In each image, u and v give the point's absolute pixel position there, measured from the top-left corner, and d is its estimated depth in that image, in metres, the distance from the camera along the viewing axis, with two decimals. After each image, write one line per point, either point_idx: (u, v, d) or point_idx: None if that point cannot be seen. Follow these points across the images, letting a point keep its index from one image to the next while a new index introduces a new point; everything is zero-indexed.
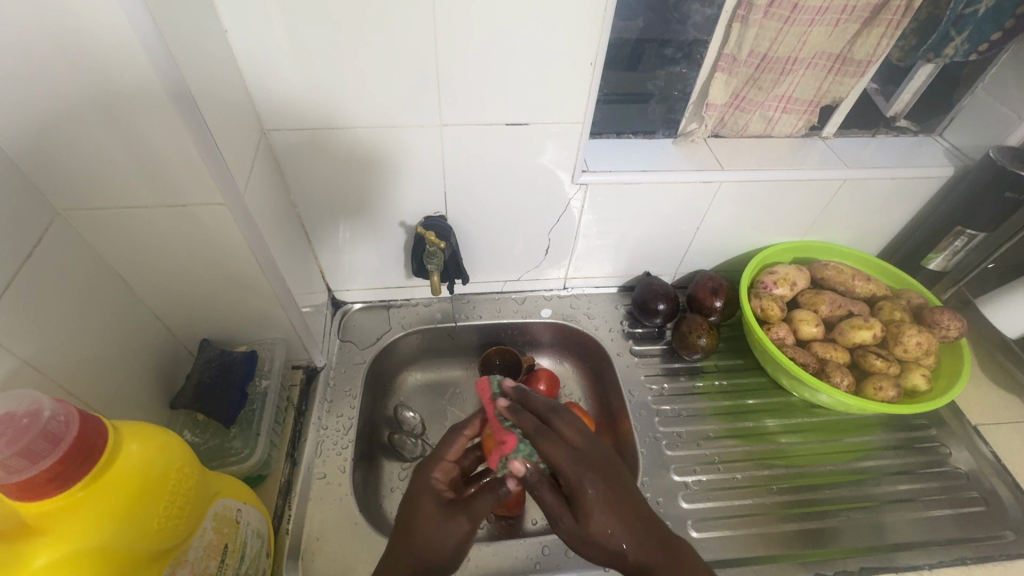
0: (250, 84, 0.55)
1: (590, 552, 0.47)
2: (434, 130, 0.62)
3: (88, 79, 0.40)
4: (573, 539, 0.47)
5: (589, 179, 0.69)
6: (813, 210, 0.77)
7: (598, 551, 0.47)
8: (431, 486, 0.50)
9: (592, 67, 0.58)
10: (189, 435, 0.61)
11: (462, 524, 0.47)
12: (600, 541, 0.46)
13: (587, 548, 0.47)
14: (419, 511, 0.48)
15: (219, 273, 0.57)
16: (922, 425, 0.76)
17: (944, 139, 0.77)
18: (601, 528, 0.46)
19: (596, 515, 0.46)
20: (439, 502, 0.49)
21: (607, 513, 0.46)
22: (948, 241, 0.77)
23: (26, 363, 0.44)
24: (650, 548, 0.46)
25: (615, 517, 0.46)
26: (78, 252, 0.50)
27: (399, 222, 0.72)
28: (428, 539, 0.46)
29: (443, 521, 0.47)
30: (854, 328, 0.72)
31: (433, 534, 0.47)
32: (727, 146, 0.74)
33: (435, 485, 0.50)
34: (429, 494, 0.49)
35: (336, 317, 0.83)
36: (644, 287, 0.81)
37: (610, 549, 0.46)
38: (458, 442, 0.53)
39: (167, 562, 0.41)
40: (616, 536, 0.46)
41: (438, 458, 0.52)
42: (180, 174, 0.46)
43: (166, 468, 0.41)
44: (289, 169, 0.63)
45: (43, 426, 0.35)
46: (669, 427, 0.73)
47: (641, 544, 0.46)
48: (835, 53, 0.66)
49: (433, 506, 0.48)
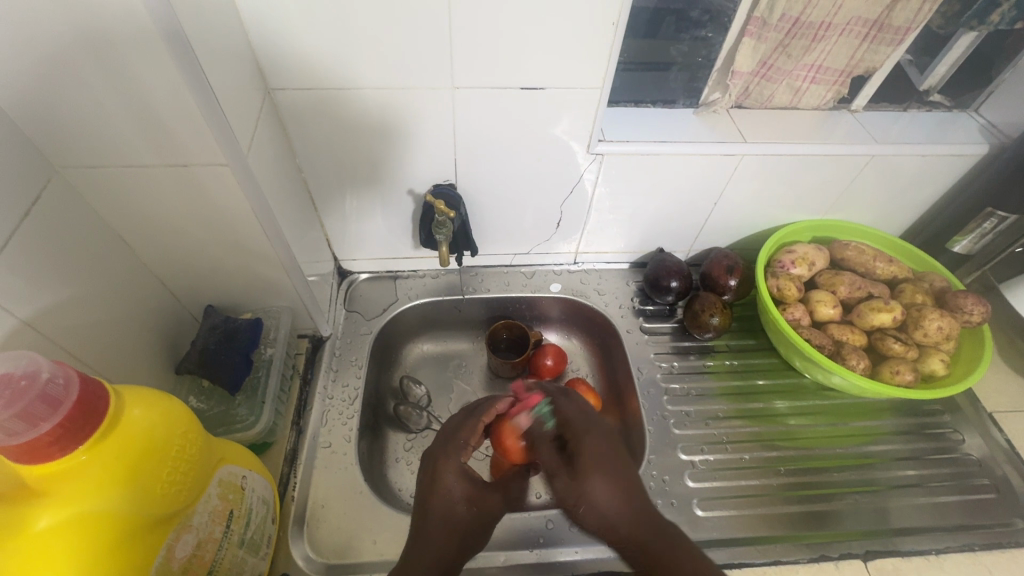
0: (254, 39, 0.52)
1: (592, 490, 0.47)
2: (446, 94, 0.59)
3: (80, 28, 0.37)
4: (568, 504, 0.48)
5: (605, 149, 0.66)
6: (836, 188, 0.75)
7: (590, 517, 0.47)
8: (460, 466, 0.52)
9: (613, 28, 0.55)
10: (194, 401, 0.61)
11: (497, 499, 0.54)
12: (595, 506, 0.47)
13: (583, 519, 0.47)
14: (452, 494, 0.50)
15: (221, 238, 0.55)
16: (936, 411, 0.75)
17: (979, 116, 0.74)
18: (594, 487, 0.47)
19: (594, 481, 0.47)
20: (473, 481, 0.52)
21: (606, 477, 0.47)
22: (977, 223, 0.74)
23: (25, 325, 0.43)
24: (643, 511, 0.46)
25: (613, 478, 0.47)
26: (76, 210, 0.48)
27: (407, 189, 0.70)
28: (460, 513, 0.50)
29: (482, 499, 0.52)
30: (874, 311, 0.70)
31: (468, 508, 0.50)
32: (750, 118, 0.71)
33: (463, 464, 0.52)
34: (458, 475, 0.51)
35: (342, 286, 0.81)
36: (657, 264, 0.79)
37: (604, 515, 0.46)
38: (479, 429, 0.55)
39: (171, 527, 0.41)
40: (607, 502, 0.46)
41: (461, 443, 0.53)
42: (182, 131, 0.45)
43: (170, 434, 0.40)
44: (294, 131, 0.61)
45: (42, 389, 0.34)
46: (677, 406, 0.72)
47: (641, 501, 0.47)
48: (872, 19, 0.62)
49: (463, 490, 0.51)
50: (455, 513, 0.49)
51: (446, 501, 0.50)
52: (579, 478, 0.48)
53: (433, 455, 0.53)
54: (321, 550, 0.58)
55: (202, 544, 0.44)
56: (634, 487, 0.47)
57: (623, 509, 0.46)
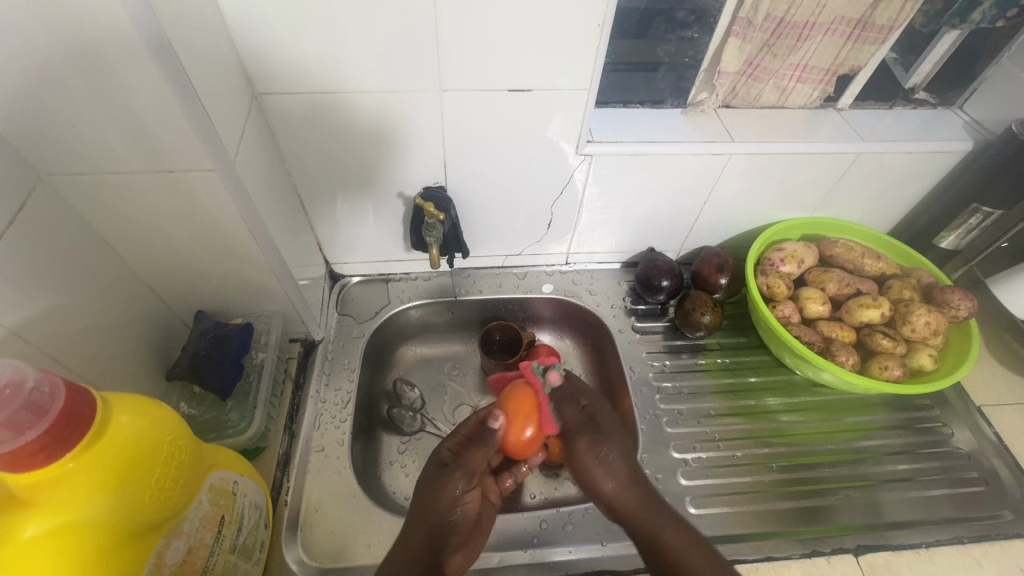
0: (239, 44, 0.52)
1: (609, 448, 0.53)
2: (434, 97, 0.59)
3: (65, 35, 0.37)
4: (587, 465, 0.53)
5: (594, 150, 0.66)
6: (824, 186, 0.75)
7: (606, 481, 0.52)
8: (438, 455, 0.53)
9: (599, 30, 0.55)
10: (185, 408, 0.61)
11: (459, 482, 0.51)
12: (611, 468, 0.53)
13: (597, 481, 0.53)
14: (426, 479, 0.51)
15: (210, 243, 0.55)
16: (925, 406, 0.75)
17: (963, 113, 0.75)
18: (611, 450, 0.53)
19: (614, 445, 0.54)
20: (439, 465, 0.52)
21: (620, 447, 0.54)
22: (962, 218, 0.75)
23: (12, 334, 0.43)
24: (651, 490, 0.52)
25: (622, 448, 0.54)
26: (63, 217, 0.48)
27: (398, 193, 0.70)
28: (434, 501, 0.50)
29: (442, 483, 0.50)
30: (862, 307, 0.71)
31: (433, 496, 0.50)
32: (738, 117, 0.71)
33: (443, 454, 0.53)
34: (436, 465, 0.53)
35: (334, 290, 0.81)
36: (648, 263, 0.79)
37: (617, 481, 0.52)
38: (470, 419, 0.56)
39: (161, 534, 0.40)
40: (618, 467, 0.53)
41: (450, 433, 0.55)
42: (168, 137, 0.45)
43: (158, 440, 0.40)
44: (282, 136, 0.61)
45: (27, 398, 0.34)
46: (669, 405, 0.73)
47: (642, 488, 0.53)
48: (856, 18, 0.63)
49: (433, 475, 0.51)
50: (430, 502, 0.50)
51: (426, 493, 0.50)
52: (602, 438, 0.54)
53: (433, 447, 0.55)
54: (315, 554, 0.58)
55: (192, 550, 0.44)
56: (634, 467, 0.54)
57: (633, 484, 0.52)
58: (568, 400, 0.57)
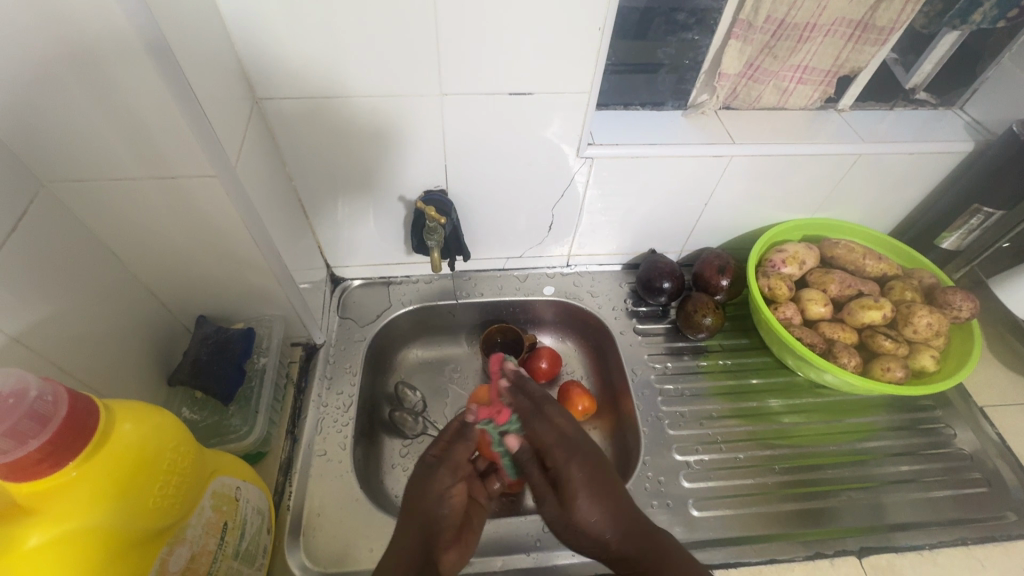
0: (239, 48, 0.52)
1: (582, 507, 0.47)
2: (434, 100, 0.59)
3: (65, 42, 0.37)
4: (563, 531, 0.48)
5: (595, 152, 0.66)
6: (826, 186, 0.75)
7: (587, 538, 0.47)
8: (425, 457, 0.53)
9: (600, 34, 0.55)
10: (187, 413, 0.61)
11: (444, 481, 0.50)
12: (589, 528, 0.47)
13: (579, 541, 0.48)
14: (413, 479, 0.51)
15: (211, 249, 0.55)
16: (928, 406, 0.75)
17: (964, 113, 0.75)
18: (587, 511, 0.47)
19: (584, 507, 0.47)
20: (427, 464, 0.52)
21: (592, 504, 0.47)
22: (964, 219, 0.75)
23: (15, 341, 0.43)
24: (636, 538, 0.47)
25: (603, 498, 0.47)
26: (64, 224, 0.48)
27: (399, 196, 0.70)
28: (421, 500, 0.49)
29: (429, 481, 0.50)
30: (864, 308, 0.71)
31: (419, 497, 0.50)
32: (738, 119, 0.71)
33: (429, 455, 0.53)
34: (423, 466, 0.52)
35: (335, 293, 0.81)
36: (649, 265, 0.79)
37: (598, 535, 0.47)
38: (453, 425, 0.54)
39: (164, 541, 0.40)
40: (600, 522, 0.47)
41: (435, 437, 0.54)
42: (169, 143, 0.44)
43: (160, 448, 0.40)
44: (283, 140, 0.61)
45: (30, 406, 0.34)
46: (671, 407, 0.73)
47: (634, 525, 0.47)
48: (856, 19, 0.63)
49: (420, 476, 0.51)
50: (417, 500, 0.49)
51: (414, 488, 0.50)
52: (570, 502, 0.47)
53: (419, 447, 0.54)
54: (318, 558, 0.58)
55: (195, 557, 0.43)
56: (622, 505, 0.48)
57: (615, 537, 0.47)
58: (539, 418, 0.52)
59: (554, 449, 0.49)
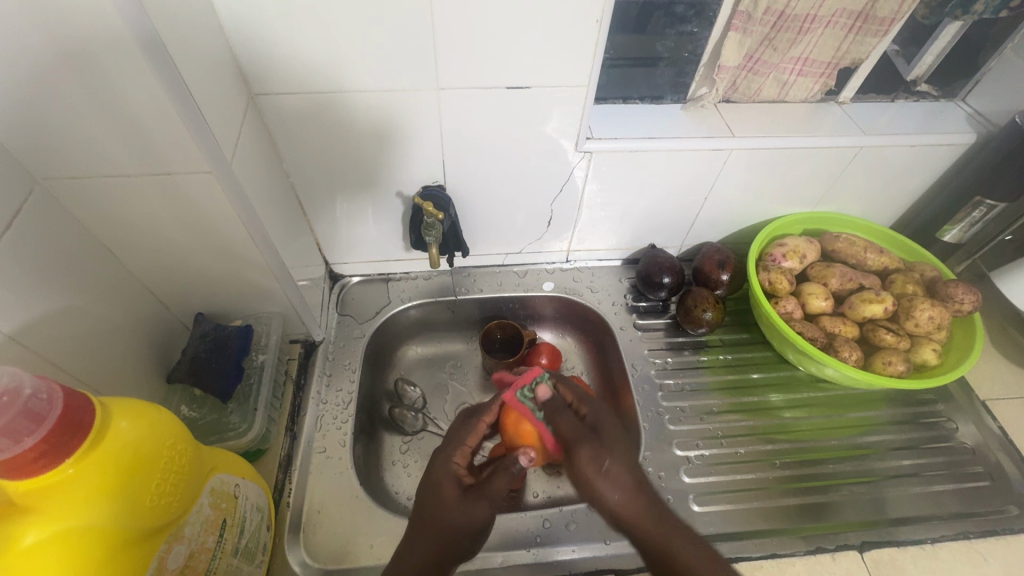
0: (234, 44, 0.52)
1: (612, 461, 0.51)
2: (431, 95, 0.59)
3: (58, 39, 0.37)
4: (589, 477, 0.50)
5: (594, 146, 0.66)
6: (826, 180, 0.75)
7: (611, 489, 0.50)
8: (451, 471, 0.51)
9: (598, 26, 0.55)
10: (186, 410, 0.61)
11: (484, 507, 0.49)
12: (617, 475, 0.51)
13: (601, 492, 0.50)
14: (440, 495, 0.50)
15: (208, 246, 0.55)
16: (929, 400, 0.75)
17: (966, 105, 0.74)
18: (615, 464, 0.51)
19: (616, 455, 0.52)
20: (461, 486, 0.50)
21: (623, 458, 0.52)
22: (966, 212, 0.74)
23: (11, 339, 0.43)
24: (650, 495, 0.51)
25: (627, 458, 0.52)
26: (59, 221, 0.47)
27: (396, 191, 0.70)
28: (451, 518, 0.48)
29: (466, 505, 0.49)
30: (865, 302, 0.70)
31: (453, 514, 0.48)
32: (739, 112, 0.70)
33: (456, 470, 0.52)
34: (451, 479, 0.50)
35: (334, 290, 0.81)
36: (649, 260, 0.79)
37: (622, 491, 0.50)
38: (480, 428, 0.55)
39: (162, 539, 0.40)
40: (626, 479, 0.51)
41: (459, 443, 0.54)
42: (164, 139, 0.44)
43: (157, 445, 0.40)
44: (279, 136, 0.61)
45: (26, 404, 0.34)
46: (671, 402, 0.72)
47: (652, 497, 0.51)
48: (856, 10, 0.62)
49: (450, 492, 0.50)
50: (446, 515, 0.48)
51: (438, 500, 0.49)
52: (604, 448, 0.52)
53: (437, 452, 0.53)
54: (318, 555, 0.58)
55: (194, 554, 0.43)
56: (641, 475, 0.52)
57: (636, 491, 0.51)
58: (563, 411, 0.55)
59: (582, 402, 0.57)
